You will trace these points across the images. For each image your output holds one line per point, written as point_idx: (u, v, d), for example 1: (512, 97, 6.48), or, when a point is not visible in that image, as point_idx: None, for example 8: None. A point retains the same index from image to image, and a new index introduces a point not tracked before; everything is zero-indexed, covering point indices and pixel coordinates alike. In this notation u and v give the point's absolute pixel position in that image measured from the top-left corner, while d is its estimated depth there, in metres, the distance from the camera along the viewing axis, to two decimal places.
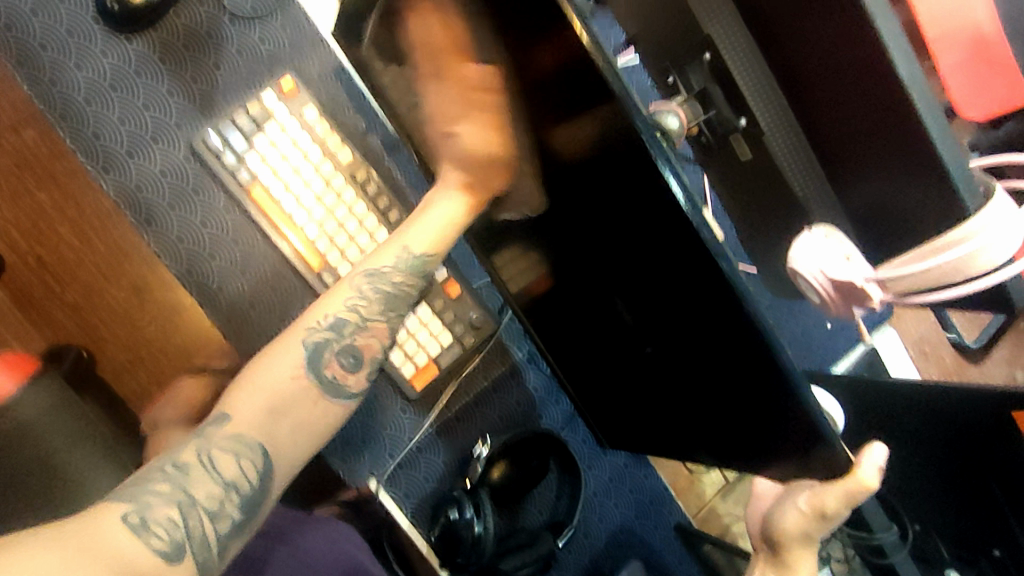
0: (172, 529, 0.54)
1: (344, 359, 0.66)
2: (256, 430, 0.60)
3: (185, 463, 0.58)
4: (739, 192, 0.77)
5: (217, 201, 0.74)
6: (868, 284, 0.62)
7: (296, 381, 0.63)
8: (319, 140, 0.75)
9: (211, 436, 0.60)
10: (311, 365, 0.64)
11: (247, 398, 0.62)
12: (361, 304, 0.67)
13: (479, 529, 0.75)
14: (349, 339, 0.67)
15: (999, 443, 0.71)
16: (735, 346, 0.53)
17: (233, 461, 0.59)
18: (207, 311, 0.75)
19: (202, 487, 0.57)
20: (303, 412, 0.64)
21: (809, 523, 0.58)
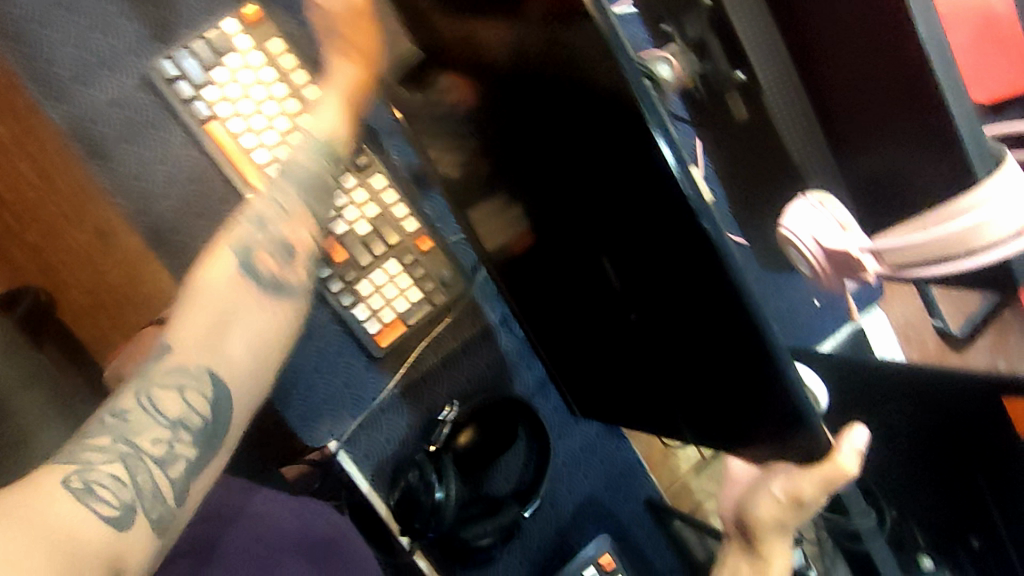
0: (118, 487, 0.48)
1: (276, 256, 0.61)
2: (200, 358, 0.54)
3: (125, 409, 0.51)
4: (732, 156, 0.72)
5: (172, 136, 0.68)
6: (865, 256, 0.57)
7: (239, 286, 0.58)
8: (284, 74, 0.69)
9: (147, 376, 0.53)
10: (244, 273, 0.59)
11: (184, 322, 0.56)
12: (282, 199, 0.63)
13: (440, 494, 0.71)
14: (265, 238, 0.61)
15: (985, 428, 0.68)
16: (721, 317, 0.49)
17: (174, 398, 0.52)
18: (159, 254, 0.70)
19: (145, 432, 0.51)
20: (248, 319, 0.58)
21: (783, 511, 0.55)
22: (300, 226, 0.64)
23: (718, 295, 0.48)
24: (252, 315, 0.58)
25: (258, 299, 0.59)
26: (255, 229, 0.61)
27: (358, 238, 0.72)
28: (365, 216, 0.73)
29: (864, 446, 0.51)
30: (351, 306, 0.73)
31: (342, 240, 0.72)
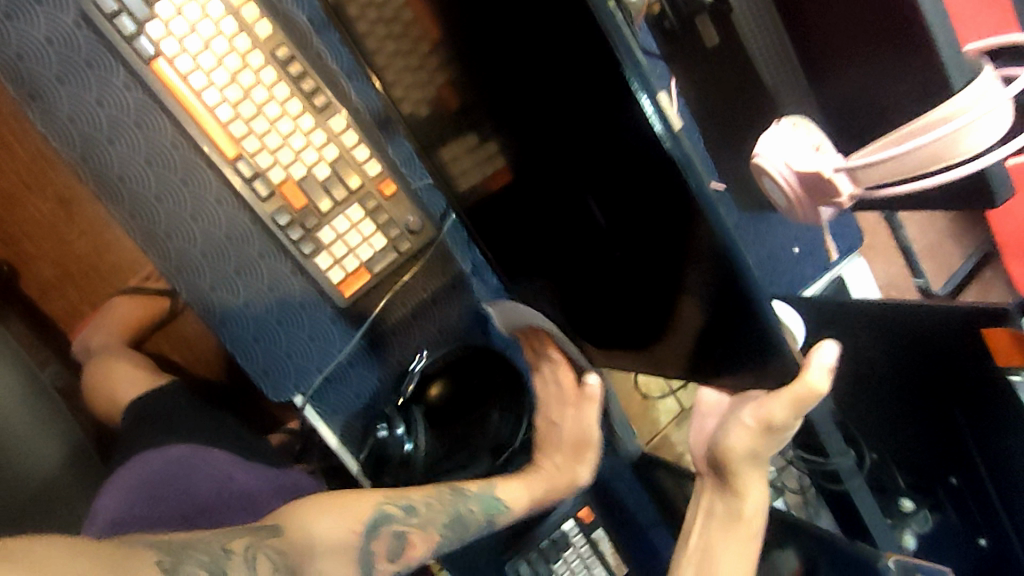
0: None
1: (393, 543, 0.63)
2: (294, 551, 0.56)
3: (231, 548, 0.52)
4: (706, 90, 0.69)
5: (115, 76, 0.65)
6: (837, 176, 0.54)
7: (352, 535, 0.60)
8: (233, 9, 0.65)
9: (259, 538, 0.54)
10: (367, 529, 0.61)
11: (293, 523, 0.58)
12: (437, 500, 0.67)
13: (410, 446, 0.71)
14: (410, 530, 0.64)
15: (960, 362, 0.67)
16: (695, 239, 0.46)
17: (269, 565, 0.53)
18: (106, 204, 0.67)
19: (236, 572, 0.50)
20: (336, 572, 0.59)
21: (755, 440, 0.54)
22: (427, 544, 0.65)
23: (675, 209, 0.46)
24: (341, 571, 0.59)
25: (350, 560, 0.60)
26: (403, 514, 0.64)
27: (318, 182, 0.69)
28: (324, 159, 0.69)
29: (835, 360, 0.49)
30: (313, 255, 0.70)
31: (301, 183, 0.68)
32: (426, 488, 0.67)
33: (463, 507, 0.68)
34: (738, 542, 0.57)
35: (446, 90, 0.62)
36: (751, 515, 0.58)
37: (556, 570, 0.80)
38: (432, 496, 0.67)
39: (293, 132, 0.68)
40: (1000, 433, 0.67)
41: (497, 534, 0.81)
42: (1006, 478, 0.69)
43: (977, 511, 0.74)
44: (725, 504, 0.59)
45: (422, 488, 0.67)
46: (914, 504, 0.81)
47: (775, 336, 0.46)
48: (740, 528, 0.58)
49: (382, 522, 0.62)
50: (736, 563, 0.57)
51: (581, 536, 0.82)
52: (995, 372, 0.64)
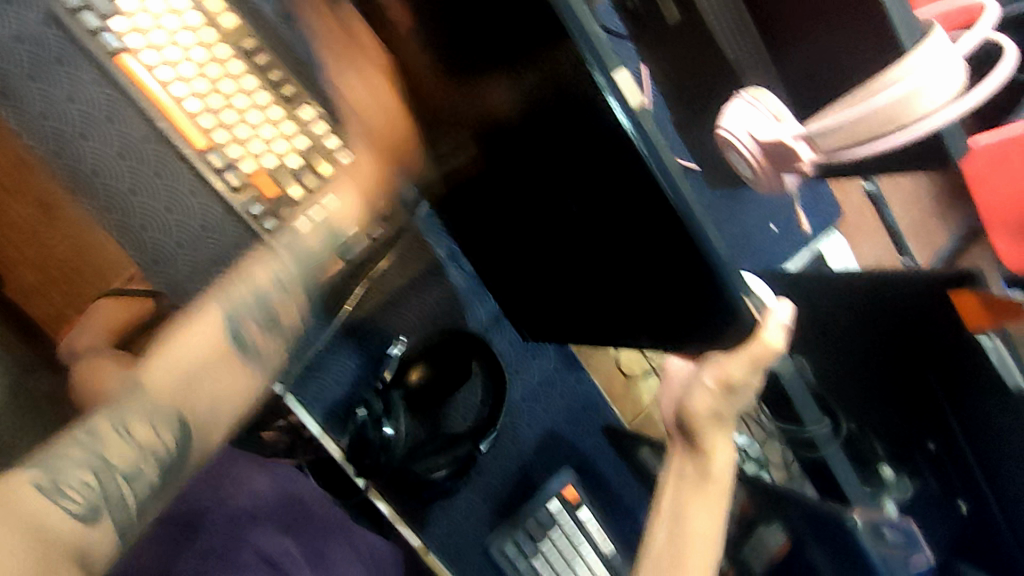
0: (86, 489, 0.48)
1: (264, 325, 0.57)
2: (170, 398, 0.53)
3: (97, 427, 0.51)
4: (670, 68, 0.69)
5: (83, 72, 0.65)
6: (798, 143, 0.55)
7: (216, 350, 0.55)
8: (197, 3, 0.66)
9: (123, 404, 0.52)
10: (225, 334, 0.55)
11: (153, 366, 0.53)
12: (280, 272, 0.58)
13: (389, 431, 0.71)
14: (271, 294, 0.58)
15: (932, 329, 0.68)
16: (656, 216, 0.46)
17: (147, 427, 0.51)
18: (80, 199, 0.67)
19: (116, 448, 0.50)
20: (221, 376, 0.55)
21: (718, 399, 0.54)
22: (299, 305, 0.59)
23: (636, 187, 0.46)
24: (226, 368, 0.56)
25: (231, 358, 0.56)
26: (247, 291, 0.57)
27: (289, 171, 0.69)
28: (294, 149, 0.69)
29: (789, 320, 0.49)
30: None
31: (272, 173, 0.69)
32: (260, 263, 0.59)
33: (299, 242, 0.61)
34: (708, 503, 0.57)
35: None
36: (719, 473, 0.57)
37: (542, 548, 0.80)
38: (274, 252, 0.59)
39: (262, 122, 0.68)
40: (975, 395, 0.68)
41: (483, 516, 0.82)
42: (982, 440, 0.70)
43: (956, 476, 0.76)
44: (694, 468, 0.58)
45: (257, 261, 0.59)
46: None
47: (735, 302, 0.47)
48: (710, 490, 0.57)
49: (234, 326, 0.56)
50: (706, 527, 0.57)
51: (566, 516, 0.82)
52: (967, 336, 0.65)
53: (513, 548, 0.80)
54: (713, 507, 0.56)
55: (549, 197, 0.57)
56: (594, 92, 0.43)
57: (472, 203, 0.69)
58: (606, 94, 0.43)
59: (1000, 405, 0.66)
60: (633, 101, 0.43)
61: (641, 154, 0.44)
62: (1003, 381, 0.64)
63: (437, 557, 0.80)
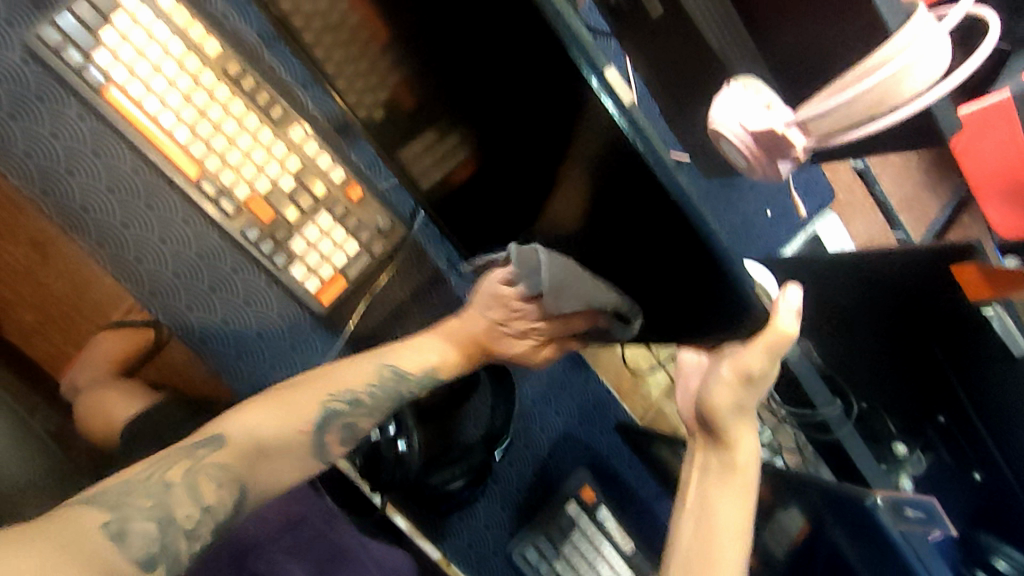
0: (149, 540, 0.44)
1: (346, 433, 0.57)
2: (242, 464, 0.50)
3: (169, 479, 0.47)
4: (656, 63, 0.70)
5: (68, 109, 0.65)
6: (789, 130, 0.55)
7: (302, 433, 0.54)
8: (179, 30, 0.64)
9: (199, 458, 0.49)
10: (317, 432, 0.55)
11: (231, 430, 0.52)
12: (374, 387, 0.59)
13: (405, 446, 0.69)
14: (359, 421, 0.58)
15: (935, 301, 0.68)
16: (663, 215, 0.46)
17: (215, 487, 0.48)
18: (75, 238, 0.67)
19: (183, 503, 0.46)
20: (292, 464, 0.54)
21: (736, 394, 0.55)
22: (377, 424, 0.59)
23: (637, 186, 0.46)
24: (295, 467, 0.54)
25: (307, 453, 0.55)
26: (342, 400, 0.57)
27: (283, 194, 0.68)
28: (287, 171, 0.68)
29: (800, 304, 0.50)
30: (287, 266, 0.70)
31: (267, 197, 0.68)
32: (346, 371, 0.59)
33: (404, 392, 0.61)
34: (734, 492, 0.57)
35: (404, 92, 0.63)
36: (744, 462, 0.58)
37: (565, 553, 0.80)
38: (376, 381, 0.59)
39: (253, 146, 0.67)
40: (983, 365, 0.68)
41: (502, 522, 0.81)
42: (983, 407, 0.71)
43: (966, 446, 0.77)
44: (719, 461, 0.59)
45: (343, 369, 0.59)
46: (907, 448, 0.81)
47: (745, 297, 0.47)
48: (735, 479, 0.58)
49: (329, 424, 0.56)
50: (735, 515, 0.56)
51: (585, 518, 0.82)
52: (970, 308, 0.65)
53: (535, 554, 0.80)
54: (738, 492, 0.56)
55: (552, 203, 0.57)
56: (588, 91, 0.44)
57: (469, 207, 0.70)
58: (594, 90, 0.44)
59: (1007, 375, 0.67)
60: (624, 97, 0.44)
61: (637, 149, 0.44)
62: (1007, 348, 0.65)
63: (459, 566, 0.79)
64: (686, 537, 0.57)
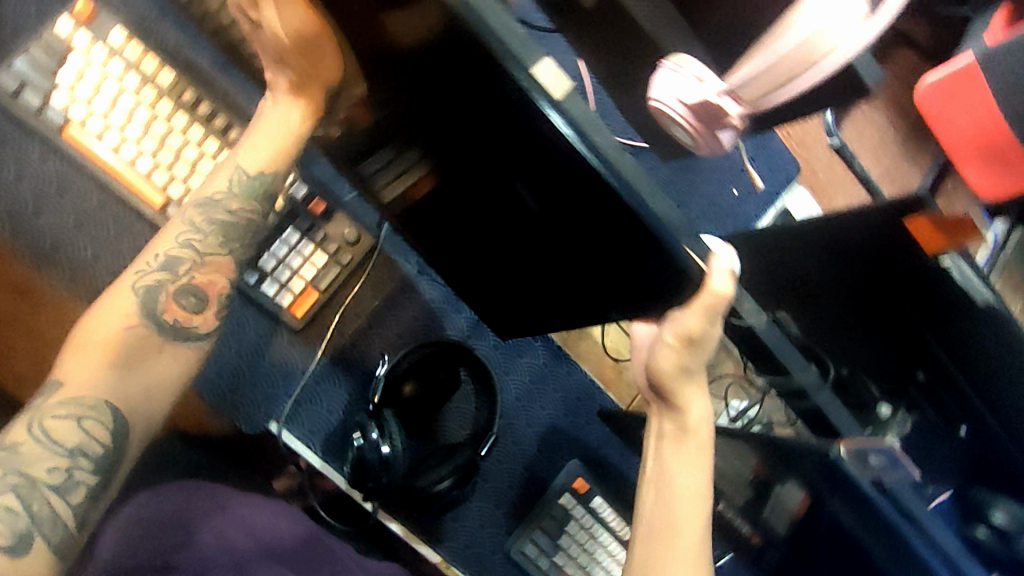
0: (11, 518, 0.51)
1: (185, 300, 0.61)
2: (97, 390, 0.56)
3: (16, 442, 0.53)
4: (598, 52, 0.72)
5: (31, 152, 0.67)
6: (724, 99, 0.56)
7: (131, 331, 0.58)
8: (131, 65, 0.67)
9: (40, 410, 0.55)
10: (144, 312, 0.59)
11: (74, 359, 0.56)
12: (196, 234, 0.62)
13: (387, 450, 0.69)
14: (187, 280, 0.61)
15: (897, 259, 0.68)
16: (596, 198, 0.47)
17: (71, 429, 0.55)
18: (47, 275, 0.68)
19: (41, 463, 0.53)
20: (149, 369, 0.59)
21: (681, 355, 0.57)
22: (217, 274, 0.63)
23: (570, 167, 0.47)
24: (160, 360, 0.60)
25: (155, 343, 0.59)
26: (160, 271, 0.60)
27: None
28: None
29: (736, 264, 0.49)
30: (259, 284, 0.71)
31: None
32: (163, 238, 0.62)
33: (230, 206, 0.63)
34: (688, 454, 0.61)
35: (353, 110, 0.65)
36: (696, 424, 0.61)
37: (562, 544, 0.81)
38: (190, 230, 0.61)
39: (214, 170, 0.69)
40: (952, 318, 0.69)
41: (497, 522, 0.81)
42: (965, 360, 0.70)
43: (950, 400, 0.75)
44: (675, 425, 0.62)
45: (162, 234, 0.62)
46: (891, 409, 0.80)
47: (686, 265, 0.48)
48: (691, 442, 0.61)
49: (152, 299, 0.59)
50: (692, 475, 0.60)
51: (579, 508, 0.83)
52: (930, 264, 0.66)
53: (534, 549, 0.81)
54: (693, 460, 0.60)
55: (509, 199, 0.57)
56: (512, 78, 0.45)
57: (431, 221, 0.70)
58: (527, 89, 0.42)
59: (973, 324, 0.67)
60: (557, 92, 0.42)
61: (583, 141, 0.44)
62: (970, 300, 0.66)
63: (459, 569, 0.79)
64: (650, 511, 0.61)
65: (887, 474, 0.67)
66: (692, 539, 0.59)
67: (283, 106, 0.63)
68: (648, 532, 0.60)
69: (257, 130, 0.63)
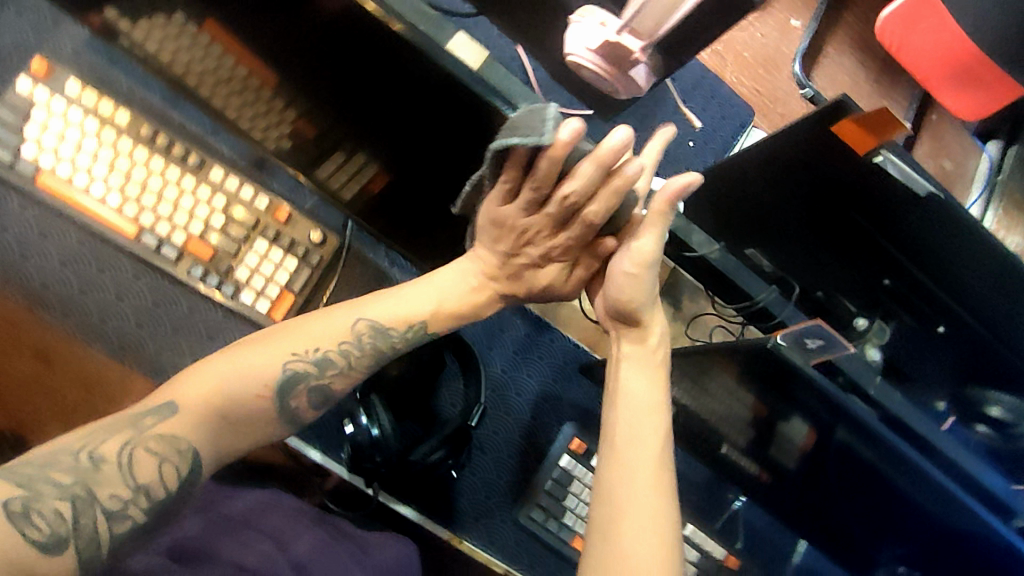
0: (57, 520, 0.47)
1: (313, 396, 0.61)
2: (192, 436, 0.54)
3: (102, 456, 0.51)
4: (517, 25, 0.75)
5: (11, 202, 0.73)
6: (623, 37, 0.59)
7: (259, 400, 0.58)
8: (90, 110, 0.72)
9: (140, 430, 0.53)
10: (279, 393, 0.59)
11: (195, 392, 0.55)
12: (352, 346, 0.62)
13: (376, 431, 0.72)
14: (328, 382, 0.61)
15: (835, 168, 0.71)
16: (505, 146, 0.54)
17: (151, 464, 0.52)
18: (41, 312, 0.73)
19: (108, 486, 0.50)
20: (250, 421, 0.58)
21: (636, 284, 0.63)
22: (349, 382, 0.63)
23: (486, 120, 0.54)
24: (259, 430, 0.60)
25: (266, 417, 0.59)
26: (307, 365, 0.60)
27: (216, 231, 0.75)
28: (216, 210, 0.75)
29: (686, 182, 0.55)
30: (237, 294, 0.76)
31: (202, 237, 0.75)
32: (315, 319, 0.62)
33: (386, 344, 0.63)
34: (645, 370, 0.67)
35: (299, 123, 0.69)
36: (655, 342, 0.68)
37: (568, 504, 0.84)
38: (349, 339, 0.62)
39: (179, 195, 0.74)
40: (898, 215, 0.68)
41: (502, 493, 0.84)
42: (924, 258, 0.70)
43: (923, 303, 0.74)
44: (634, 344, 0.68)
45: (306, 328, 0.61)
46: (867, 319, 0.82)
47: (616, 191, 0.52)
48: (648, 359, 0.68)
49: (291, 385, 0.59)
50: (647, 388, 0.67)
51: (580, 467, 0.85)
52: (866, 162, 0.67)
53: (540, 512, 0.83)
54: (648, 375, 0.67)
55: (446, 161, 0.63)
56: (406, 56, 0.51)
57: (394, 208, 0.76)
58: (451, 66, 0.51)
59: (921, 217, 0.66)
60: (474, 63, 0.51)
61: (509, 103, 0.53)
62: (913, 193, 0.64)
63: (473, 543, 0.82)
64: (611, 424, 0.66)
65: (829, 351, 0.69)
66: (649, 449, 0.64)
67: (452, 273, 0.66)
68: (611, 445, 0.65)
69: (423, 285, 0.65)
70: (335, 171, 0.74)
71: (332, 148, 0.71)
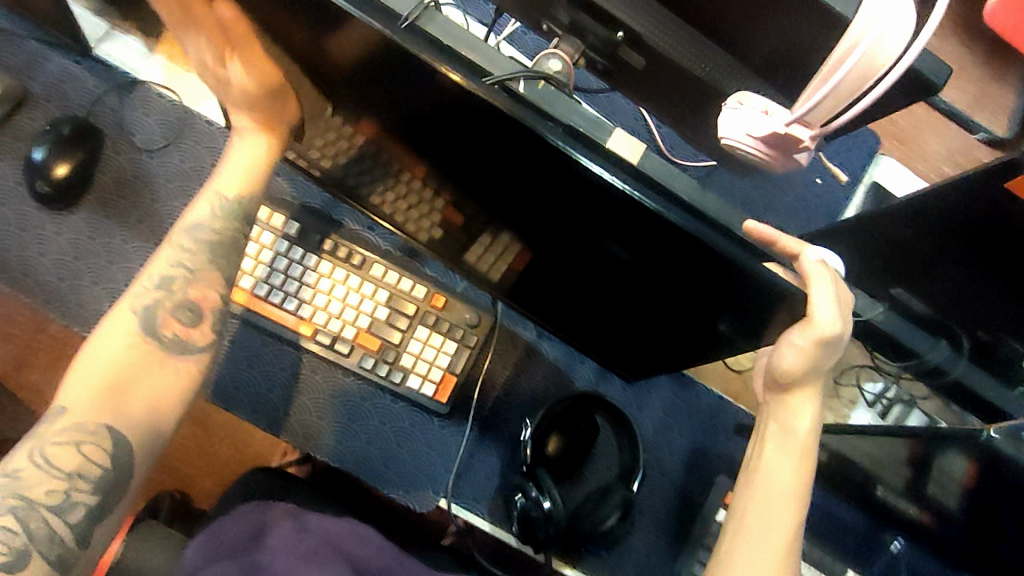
0: (11, 536, 0.56)
1: (182, 314, 0.65)
2: (97, 416, 0.59)
3: (18, 467, 0.58)
4: (662, 102, 0.77)
5: None
6: (792, 128, 0.60)
7: (136, 346, 0.63)
8: (266, 224, 0.80)
9: (42, 435, 0.59)
10: (148, 328, 0.64)
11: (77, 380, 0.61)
12: (187, 255, 0.67)
13: (548, 503, 0.77)
14: (189, 294, 0.66)
15: (1005, 222, 0.64)
16: (631, 220, 0.50)
17: (71, 453, 0.58)
18: (237, 409, 0.80)
19: (40, 485, 0.57)
20: (153, 380, 0.63)
21: (809, 360, 0.61)
22: (205, 284, 0.67)
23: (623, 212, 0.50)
24: (163, 373, 0.63)
25: (161, 359, 0.63)
26: (160, 293, 0.65)
27: (381, 322, 0.80)
28: (380, 302, 0.80)
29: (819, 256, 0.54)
30: (404, 379, 0.81)
31: (370, 329, 0.80)
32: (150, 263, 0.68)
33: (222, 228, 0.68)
34: (791, 457, 0.66)
35: (449, 211, 0.71)
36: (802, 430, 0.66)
37: None
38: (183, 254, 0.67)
39: (348, 293, 0.80)
40: None
41: (661, 549, 0.86)
42: None
43: None
44: (778, 424, 0.67)
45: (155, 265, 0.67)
46: None
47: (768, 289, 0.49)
48: (791, 445, 0.67)
49: (150, 317, 0.64)
50: (788, 474, 0.66)
51: None
52: None
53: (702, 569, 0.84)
54: (788, 457, 0.66)
55: (602, 251, 0.60)
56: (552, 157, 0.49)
57: (542, 287, 0.76)
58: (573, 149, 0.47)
59: None
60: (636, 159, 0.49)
61: (659, 187, 0.50)
62: None
63: None
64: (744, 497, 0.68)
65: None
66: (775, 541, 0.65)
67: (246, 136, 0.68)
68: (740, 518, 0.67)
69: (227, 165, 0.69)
70: (483, 250, 0.75)
71: (478, 234, 0.72)
